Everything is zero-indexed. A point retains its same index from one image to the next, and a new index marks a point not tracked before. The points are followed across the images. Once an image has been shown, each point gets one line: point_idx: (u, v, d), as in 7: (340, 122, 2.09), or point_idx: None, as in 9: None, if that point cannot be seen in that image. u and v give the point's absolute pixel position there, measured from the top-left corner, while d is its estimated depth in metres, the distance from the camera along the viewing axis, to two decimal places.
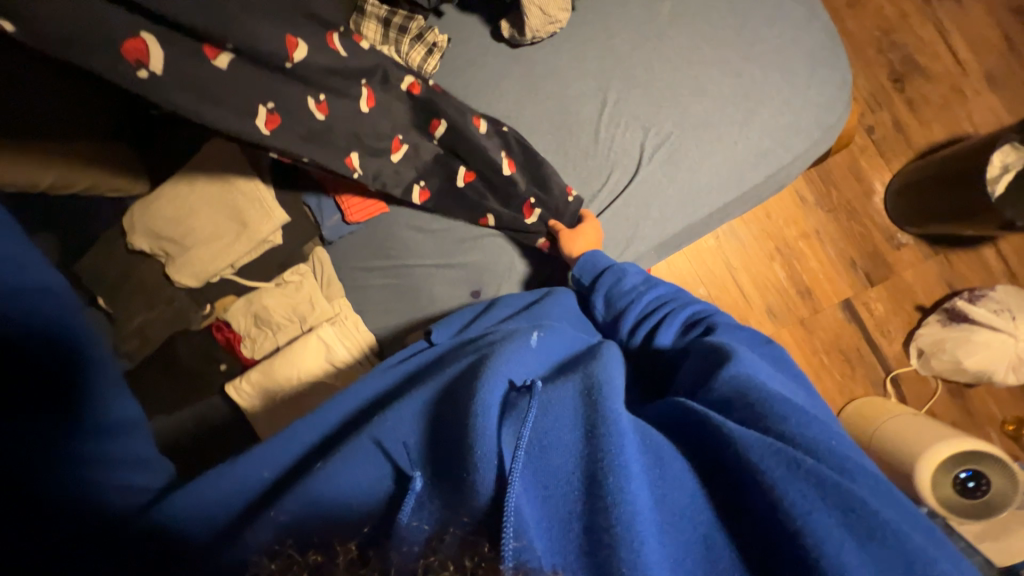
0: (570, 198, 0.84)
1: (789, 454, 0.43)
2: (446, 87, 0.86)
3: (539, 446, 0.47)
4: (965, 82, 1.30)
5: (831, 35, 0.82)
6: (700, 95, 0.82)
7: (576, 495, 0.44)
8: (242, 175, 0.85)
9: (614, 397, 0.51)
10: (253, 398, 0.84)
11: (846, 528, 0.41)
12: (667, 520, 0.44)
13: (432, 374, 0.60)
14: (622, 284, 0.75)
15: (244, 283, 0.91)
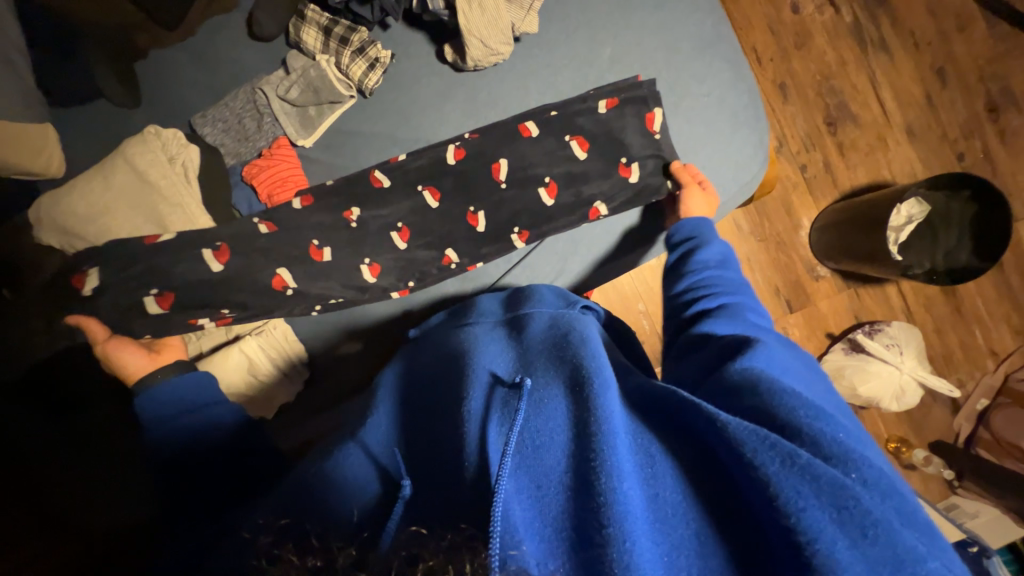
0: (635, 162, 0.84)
1: (784, 449, 0.44)
2: (387, 104, 0.85)
3: (530, 445, 0.51)
4: (888, 132, 1.41)
5: (754, 97, 0.85)
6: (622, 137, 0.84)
7: (565, 492, 0.46)
8: (164, 178, 0.80)
9: (605, 390, 0.54)
10: None
11: (831, 514, 0.41)
12: (659, 518, 0.45)
13: (433, 384, 0.66)
14: (698, 257, 0.76)
15: None
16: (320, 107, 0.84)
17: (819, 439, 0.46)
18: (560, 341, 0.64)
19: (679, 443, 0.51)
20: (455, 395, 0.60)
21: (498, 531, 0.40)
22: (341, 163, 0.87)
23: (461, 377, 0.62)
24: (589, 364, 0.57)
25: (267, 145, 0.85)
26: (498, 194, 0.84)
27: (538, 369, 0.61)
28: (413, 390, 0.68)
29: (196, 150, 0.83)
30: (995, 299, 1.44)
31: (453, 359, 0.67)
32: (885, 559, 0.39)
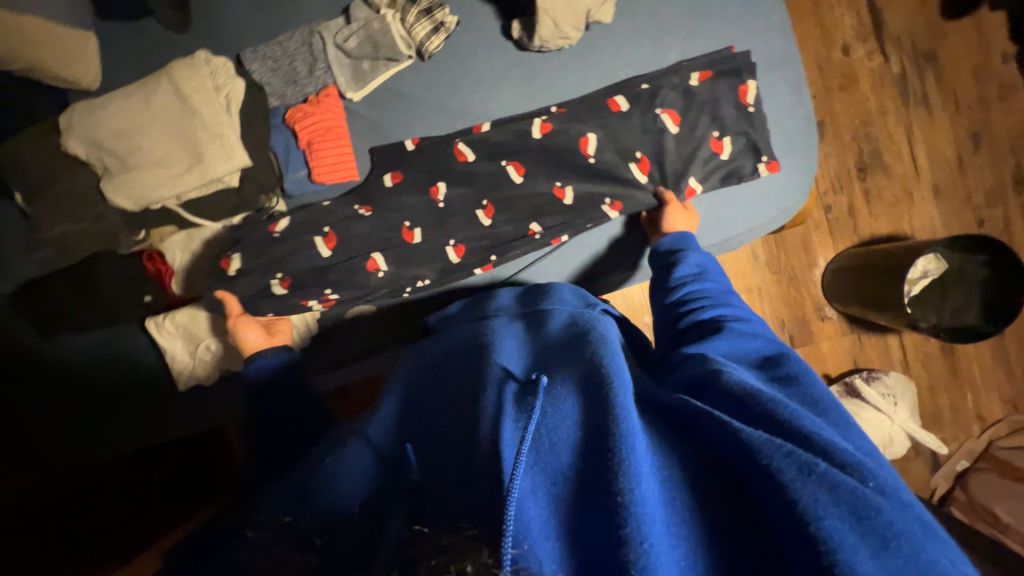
0: (721, 155, 0.77)
1: (800, 457, 0.41)
2: (443, 72, 0.83)
3: (546, 438, 0.46)
4: (915, 187, 1.43)
5: (810, 127, 0.79)
6: (675, 126, 0.78)
7: (574, 488, 0.43)
8: (206, 105, 0.78)
9: (624, 389, 0.51)
10: (175, 337, 0.84)
11: (852, 524, 0.37)
12: (677, 524, 0.41)
13: (441, 381, 0.63)
14: (677, 274, 0.72)
15: (185, 217, 0.84)
16: (375, 62, 0.82)
17: (833, 451, 0.42)
18: (576, 339, 0.61)
19: (689, 446, 0.47)
20: (469, 391, 0.57)
21: (512, 526, 0.36)
22: (387, 124, 0.85)
23: (475, 373, 0.60)
24: (607, 362, 0.55)
25: (316, 91, 0.83)
26: (540, 172, 0.81)
27: (554, 367, 0.58)
28: (426, 386, 0.64)
29: (242, 85, 0.81)
30: (990, 365, 1.47)
31: (472, 351, 0.65)
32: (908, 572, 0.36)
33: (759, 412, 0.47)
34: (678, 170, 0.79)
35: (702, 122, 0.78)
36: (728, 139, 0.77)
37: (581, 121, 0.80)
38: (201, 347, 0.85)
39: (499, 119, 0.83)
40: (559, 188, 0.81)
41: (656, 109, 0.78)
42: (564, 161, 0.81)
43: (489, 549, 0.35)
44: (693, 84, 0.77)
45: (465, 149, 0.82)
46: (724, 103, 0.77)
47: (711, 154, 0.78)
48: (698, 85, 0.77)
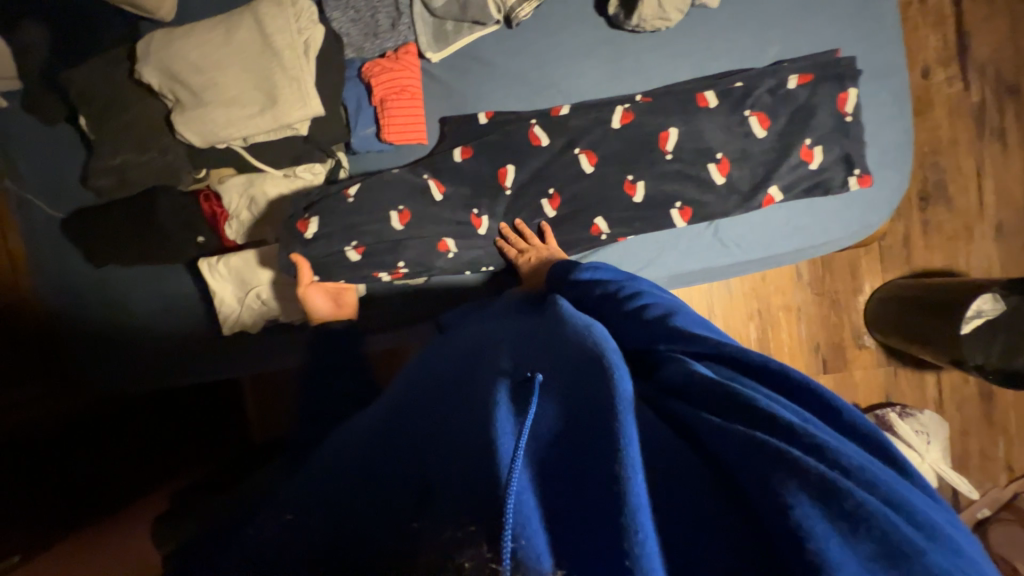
0: (808, 164, 0.73)
1: (812, 477, 0.35)
2: (527, 43, 0.80)
3: (536, 431, 0.43)
4: (976, 224, 1.38)
5: (905, 144, 0.76)
6: (765, 128, 0.73)
7: (570, 483, 0.39)
8: (287, 46, 0.74)
9: (620, 377, 0.45)
10: (227, 280, 0.84)
11: (866, 548, 0.32)
12: (684, 534, 0.36)
13: (448, 368, 0.60)
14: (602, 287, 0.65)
15: (249, 161, 0.83)
16: (459, 24, 0.79)
17: (860, 473, 0.36)
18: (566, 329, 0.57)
19: (688, 441, 0.43)
20: (467, 380, 0.54)
21: (512, 516, 0.34)
22: (463, 91, 0.83)
23: (478, 364, 0.56)
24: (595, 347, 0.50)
25: (395, 48, 0.81)
26: (616, 156, 0.76)
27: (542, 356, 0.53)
28: (436, 368, 0.62)
29: (322, 32, 0.78)
30: None
31: (476, 346, 0.62)
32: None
33: (751, 409, 0.41)
34: (761, 175, 0.74)
35: (795, 128, 0.73)
36: (820, 149, 0.73)
37: (668, 106, 0.76)
38: (251, 293, 0.85)
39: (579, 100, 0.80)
40: (631, 183, 0.76)
41: (746, 109, 0.74)
42: (643, 147, 0.76)
43: (488, 543, 0.34)
44: (790, 86, 0.73)
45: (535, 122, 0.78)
46: (821, 110, 0.72)
47: (798, 163, 0.73)
48: (795, 90, 0.73)
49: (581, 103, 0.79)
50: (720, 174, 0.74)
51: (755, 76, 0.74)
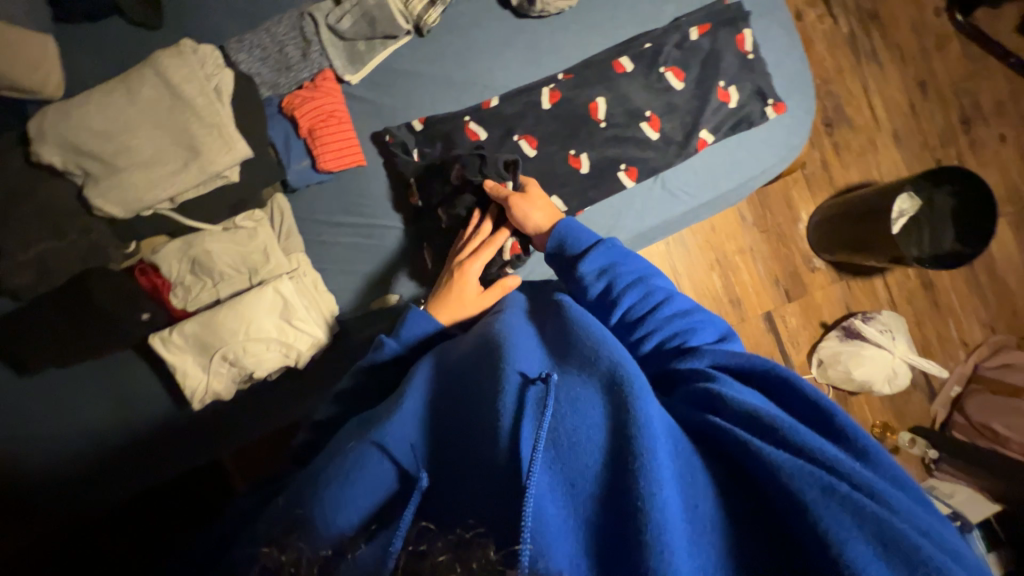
0: (728, 105, 0.79)
1: (819, 477, 0.40)
2: (442, 46, 0.81)
3: (564, 450, 0.46)
4: (878, 136, 1.53)
5: (805, 68, 0.82)
6: (682, 82, 0.79)
7: (597, 497, 0.43)
8: (199, 96, 0.72)
9: (645, 396, 0.48)
10: (186, 351, 0.76)
11: (872, 546, 0.36)
12: (695, 531, 0.41)
13: (455, 367, 0.60)
14: (591, 290, 0.67)
15: (183, 223, 0.79)
16: (371, 42, 0.80)
17: (865, 485, 0.40)
18: (585, 339, 0.57)
19: (715, 459, 0.47)
20: (485, 380, 0.55)
21: (529, 542, 0.38)
22: (390, 104, 0.82)
23: (486, 367, 0.55)
24: (624, 369, 0.51)
25: (311, 77, 0.80)
26: (556, 135, 0.79)
27: (576, 372, 0.54)
28: (457, 367, 0.60)
29: (231, 75, 0.76)
30: (967, 294, 1.56)
31: (488, 345, 0.59)
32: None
33: (779, 427, 0.45)
34: (689, 124, 0.79)
35: (706, 75, 0.79)
36: (734, 88, 0.79)
37: (588, 80, 0.80)
38: (216, 359, 0.76)
39: (507, 88, 0.81)
40: (576, 156, 0.79)
41: (660, 66, 0.79)
42: (576, 122, 0.80)
43: (500, 554, 0.38)
44: (693, 38, 0.79)
45: (469, 120, 0.80)
46: (725, 53, 0.78)
47: (717, 107, 0.79)
48: (697, 41, 0.79)
49: (509, 92, 0.81)
50: (654, 130, 0.79)
51: (660, 36, 0.79)
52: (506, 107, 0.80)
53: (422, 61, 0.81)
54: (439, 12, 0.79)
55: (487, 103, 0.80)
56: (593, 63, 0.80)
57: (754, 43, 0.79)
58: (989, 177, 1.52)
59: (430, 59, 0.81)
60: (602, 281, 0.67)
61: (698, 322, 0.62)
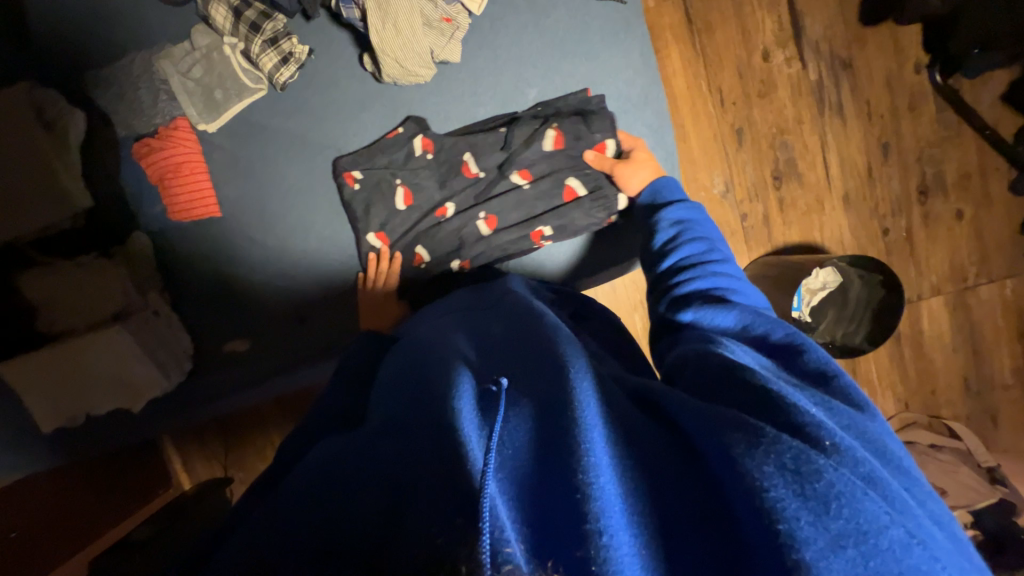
0: (580, 197, 0.85)
1: (749, 426, 0.40)
2: (301, 103, 0.82)
3: (507, 445, 0.42)
4: (827, 196, 1.44)
5: (665, 160, 0.90)
6: (541, 163, 0.84)
7: (523, 467, 0.41)
8: (27, 141, 0.73)
9: (579, 375, 0.48)
10: (23, 386, 0.78)
11: (795, 490, 0.36)
12: (637, 506, 0.38)
13: (388, 396, 0.58)
14: (661, 237, 0.74)
15: (22, 257, 0.78)
16: (226, 92, 0.79)
17: (817, 430, 0.40)
18: (535, 337, 0.57)
19: (655, 422, 0.46)
20: (428, 382, 0.53)
21: (488, 520, 0.33)
22: (246, 155, 0.83)
23: (426, 377, 0.55)
24: (565, 353, 0.52)
25: (164, 123, 0.78)
26: (412, 205, 0.84)
27: (523, 367, 0.52)
28: (396, 380, 0.61)
29: (82, 116, 0.78)
30: (888, 369, 1.50)
31: (429, 351, 0.62)
32: (848, 533, 0.34)
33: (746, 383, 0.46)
34: (550, 208, 0.85)
35: (575, 165, 0.84)
36: (581, 184, 0.85)
37: (456, 146, 0.84)
38: (57, 389, 0.80)
39: (396, 133, 0.83)
40: (488, 218, 0.85)
41: (526, 144, 0.83)
42: (471, 192, 0.85)
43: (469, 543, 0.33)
44: (556, 120, 0.83)
45: (356, 170, 0.83)
46: (584, 142, 0.84)
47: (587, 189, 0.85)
48: (557, 133, 0.83)
49: (390, 139, 0.83)
50: (530, 205, 0.85)
51: (522, 123, 0.84)
52: (382, 165, 0.83)
53: (287, 116, 0.83)
54: (293, 72, 0.78)
55: (390, 132, 0.84)
56: (463, 138, 0.84)
57: (609, 131, 0.83)
58: (935, 253, 1.46)
59: (291, 116, 0.83)
60: (672, 229, 0.74)
61: (736, 283, 0.67)
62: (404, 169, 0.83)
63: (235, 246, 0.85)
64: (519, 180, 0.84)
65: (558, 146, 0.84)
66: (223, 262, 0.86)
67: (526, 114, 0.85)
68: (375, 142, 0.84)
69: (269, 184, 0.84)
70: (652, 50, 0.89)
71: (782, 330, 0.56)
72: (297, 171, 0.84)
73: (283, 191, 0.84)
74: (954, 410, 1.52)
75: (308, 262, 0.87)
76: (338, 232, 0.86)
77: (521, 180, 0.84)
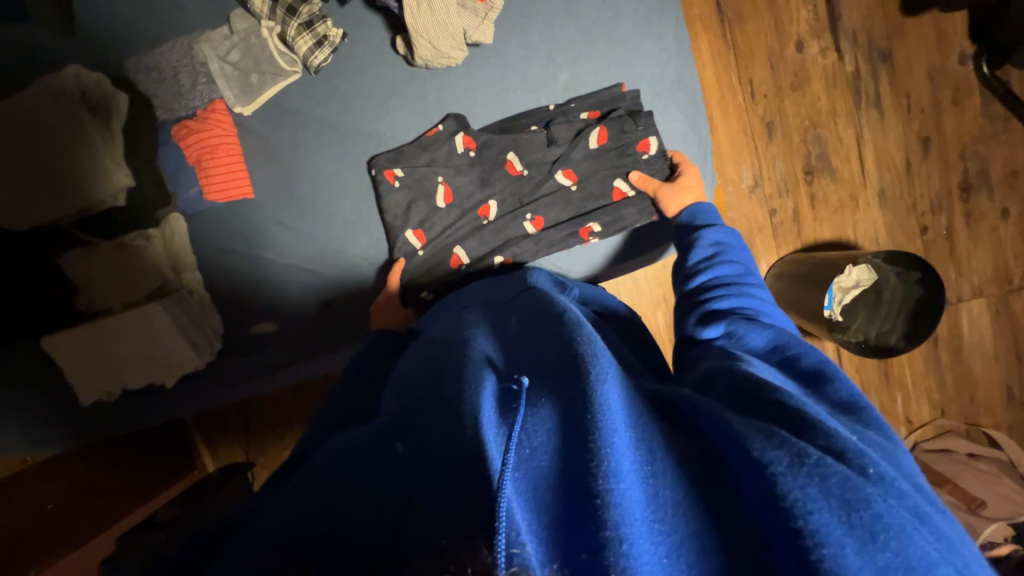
0: (630, 197, 0.85)
1: (793, 445, 0.37)
2: (334, 88, 0.84)
3: (525, 445, 0.40)
4: (861, 192, 1.39)
5: (699, 148, 0.89)
6: (585, 160, 0.84)
7: (546, 476, 0.39)
8: (79, 126, 0.76)
9: (603, 376, 0.45)
10: (67, 356, 0.82)
11: (840, 516, 0.34)
12: (661, 518, 0.36)
13: (418, 376, 0.58)
14: (696, 254, 0.73)
15: (77, 235, 0.83)
16: (262, 76, 0.81)
17: (863, 456, 0.38)
18: (554, 330, 0.55)
19: (678, 429, 0.44)
20: (449, 377, 0.52)
21: (504, 523, 0.32)
22: (279, 140, 0.85)
23: (445, 371, 0.54)
24: (583, 350, 0.49)
25: (202, 106, 0.81)
26: (451, 208, 0.85)
27: (540, 365, 0.51)
28: (418, 372, 0.59)
29: (124, 99, 0.80)
30: (923, 373, 1.44)
31: (447, 348, 0.61)
32: (896, 568, 0.33)
33: (778, 401, 0.43)
34: (597, 211, 0.85)
35: (621, 161, 0.84)
36: (628, 184, 0.84)
37: (496, 145, 0.84)
38: (96, 363, 0.83)
39: (436, 132, 0.83)
40: (535, 219, 0.85)
41: (571, 146, 0.84)
42: (514, 192, 0.85)
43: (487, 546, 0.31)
44: (599, 121, 0.84)
45: (397, 168, 0.83)
46: (630, 140, 0.83)
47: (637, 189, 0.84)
48: (605, 131, 0.83)
49: (433, 138, 0.83)
50: (572, 208, 0.85)
51: (563, 122, 0.84)
52: (421, 163, 0.83)
53: (320, 99, 0.84)
54: (328, 54, 0.79)
55: (430, 131, 0.84)
56: (503, 136, 0.84)
57: (654, 128, 0.84)
58: (978, 253, 1.40)
59: (325, 99, 0.84)
60: (710, 249, 0.73)
61: (770, 312, 0.64)
62: (446, 167, 0.84)
63: (266, 230, 0.87)
64: (568, 181, 0.85)
65: (603, 145, 0.84)
66: (256, 247, 0.87)
67: (569, 112, 0.85)
68: (417, 141, 0.84)
69: (300, 167, 0.85)
70: (685, 36, 0.88)
71: (816, 356, 0.53)
72: (328, 157, 0.85)
73: (315, 174, 0.86)
74: (994, 419, 1.45)
75: (330, 245, 0.88)
76: (367, 216, 0.87)
77: (569, 181, 0.85)
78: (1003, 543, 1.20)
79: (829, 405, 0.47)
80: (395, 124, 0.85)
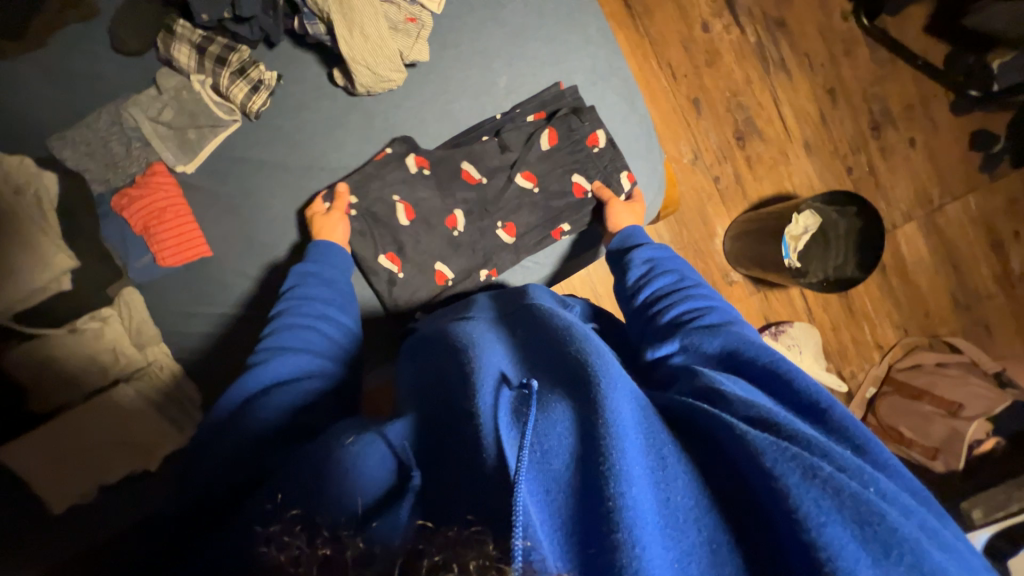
0: (588, 192, 0.89)
1: (806, 461, 0.40)
2: (276, 130, 0.83)
3: (538, 448, 0.44)
4: (789, 147, 1.51)
5: (642, 126, 0.94)
6: (541, 160, 0.89)
7: (559, 487, 0.42)
8: (9, 212, 0.73)
9: (613, 386, 0.47)
10: (28, 461, 0.75)
11: (852, 530, 0.37)
12: (670, 522, 0.40)
13: (429, 387, 0.59)
14: (633, 274, 0.80)
15: (18, 329, 0.76)
16: (200, 130, 0.79)
17: (866, 474, 0.41)
18: (562, 338, 0.58)
19: (698, 443, 0.47)
20: (460, 387, 0.54)
21: (519, 518, 0.36)
22: (229, 191, 0.82)
23: (456, 379, 0.56)
24: (595, 363, 0.51)
25: (140, 171, 0.78)
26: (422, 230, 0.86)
27: (553, 371, 0.53)
28: (425, 380, 0.62)
29: (53, 177, 0.77)
30: (880, 298, 1.55)
31: (454, 353, 0.61)
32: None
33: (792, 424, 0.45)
34: (561, 208, 0.89)
35: (575, 157, 0.89)
36: (583, 178, 0.89)
37: (453, 160, 0.86)
38: (62, 463, 0.76)
39: (388, 156, 0.84)
40: (506, 225, 0.88)
41: (525, 148, 0.88)
42: (477, 199, 0.87)
43: (495, 543, 0.36)
44: (545, 121, 0.88)
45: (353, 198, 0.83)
46: (578, 136, 0.89)
47: (593, 180, 0.89)
48: (554, 134, 0.88)
49: (389, 163, 0.84)
50: (536, 206, 0.89)
51: (512, 129, 0.88)
52: (381, 187, 0.84)
53: (264, 143, 0.83)
54: (265, 97, 0.79)
55: (380, 155, 0.85)
56: (457, 151, 0.87)
57: (598, 121, 0.90)
58: (899, 182, 1.54)
59: (270, 142, 0.83)
60: (645, 266, 0.80)
61: (718, 312, 0.69)
62: (407, 187, 0.85)
63: (233, 285, 0.83)
64: (527, 183, 0.88)
65: (553, 144, 0.89)
66: (223, 305, 0.83)
67: (518, 120, 0.89)
68: (371, 168, 0.84)
69: (256, 214, 0.83)
70: (606, 27, 0.94)
71: (766, 356, 0.56)
72: (283, 199, 0.84)
73: (273, 218, 0.84)
74: (949, 328, 1.57)
75: None
76: None
77: (528, 183, 0.88)
78: (986, 437, 1.33)
79: (791, 405, 0.50)
80: (346, 154, 0.85)
